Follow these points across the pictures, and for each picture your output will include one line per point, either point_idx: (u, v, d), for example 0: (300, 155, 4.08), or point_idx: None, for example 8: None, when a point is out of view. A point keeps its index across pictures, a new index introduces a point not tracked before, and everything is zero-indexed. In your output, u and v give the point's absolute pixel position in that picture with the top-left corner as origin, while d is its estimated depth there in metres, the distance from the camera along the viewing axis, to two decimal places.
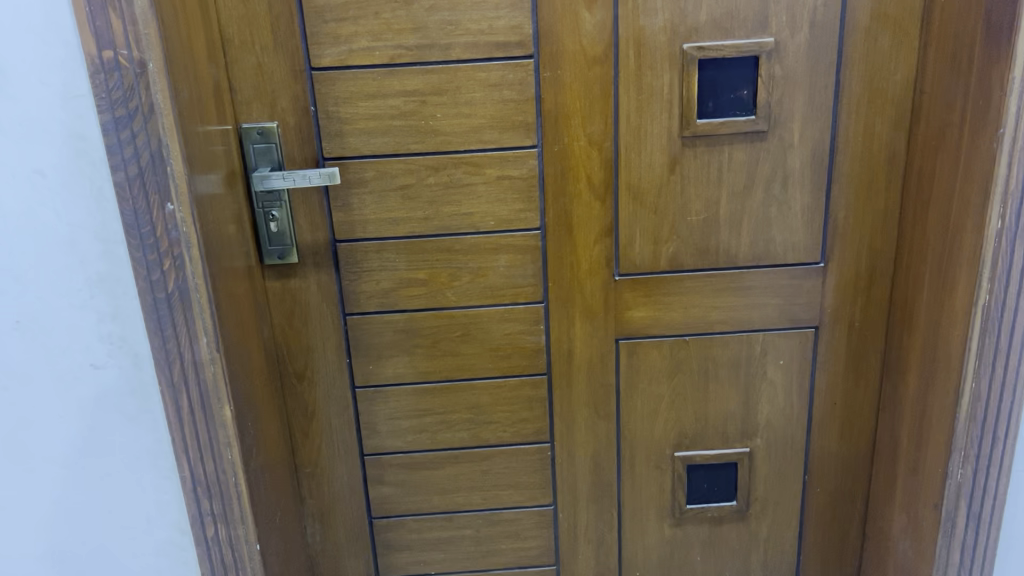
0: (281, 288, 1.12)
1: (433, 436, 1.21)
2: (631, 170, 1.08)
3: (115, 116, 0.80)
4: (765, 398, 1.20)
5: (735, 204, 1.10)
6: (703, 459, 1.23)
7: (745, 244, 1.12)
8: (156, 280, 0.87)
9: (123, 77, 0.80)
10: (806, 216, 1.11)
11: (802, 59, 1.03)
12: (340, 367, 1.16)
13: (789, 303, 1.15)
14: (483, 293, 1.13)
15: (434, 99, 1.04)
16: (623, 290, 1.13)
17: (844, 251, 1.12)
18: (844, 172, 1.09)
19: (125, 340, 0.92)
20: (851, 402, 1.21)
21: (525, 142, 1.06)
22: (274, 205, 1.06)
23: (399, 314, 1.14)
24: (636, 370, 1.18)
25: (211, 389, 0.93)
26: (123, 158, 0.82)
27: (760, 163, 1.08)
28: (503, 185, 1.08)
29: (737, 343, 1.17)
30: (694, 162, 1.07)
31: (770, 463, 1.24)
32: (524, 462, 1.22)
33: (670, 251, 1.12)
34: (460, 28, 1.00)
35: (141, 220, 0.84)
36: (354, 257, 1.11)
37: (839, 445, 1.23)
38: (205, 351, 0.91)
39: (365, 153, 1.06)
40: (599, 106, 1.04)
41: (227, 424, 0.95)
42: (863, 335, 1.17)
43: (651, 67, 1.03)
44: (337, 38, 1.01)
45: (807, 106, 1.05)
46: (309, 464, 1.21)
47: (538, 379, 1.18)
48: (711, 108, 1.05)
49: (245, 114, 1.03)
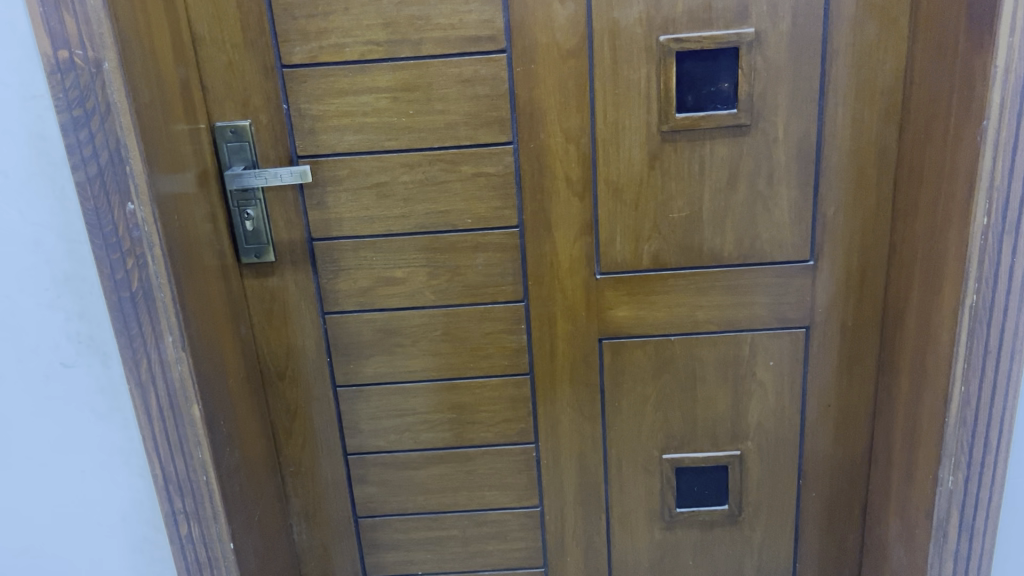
0: (259, 287, 1.11)
1: (416, 436, 1.19)
2: (609, 166, 1.05)
3: (72, 116, 0.81)
4: (755, 400, 1.17)
5: (719, 200, 1.06)
6: (692, 461, 1.19)
7: (731, 241, 1.08)
8: (120, 279, 0.88)
9: (79, 76, 0.80)
10: (793, 212, 1.07)
11: (785, 51, 1.00)
12: (322, 367, 1.16)
13: (777, 302, 1.11)
14: (462, 292, 1.12)
15: (406, 95, 1.02)
16: (604, 289, 1.11)
17: (835, 248, 1.08)
18: (832, 167, 1.05)
19: (94, 338, 0.92)
20: (845, 405, 1.16)
21: (500, 138, 1.04)
22: (250, 204, 1.05)
23: (379, 312, 1.13)
24: (621, 370, 1.15)
25: (178, 389, 0.94)
26: (83, 157, 0.82)
27: (744, 158, 1.04)
28: (480, 183, 1.06)
29: (725, 343, 1.13)
30: (675, 157, 1.04)
31: (761, 466, 1.20)
32: (509, 464, 1.20)
33: (652, 249, 1.09)
34: (430, 23, 0.99)
35: (103, 220, 0.85)
36: (331, 256, 1.10)
37: (834, 448, 1.19)
38: (171, 351, 0.92)
39: (339, 150, 1.05)
40: (574, 100, 1.02)
41: (196, 423, 0.96)
42: (856, 335, 1.13)
43: (627, 60, 1.00)
44: (307, 35, 1.00)
45: (792, 99, 1.02)
46: (294, 463, 1.21)
47: (520, 379, 1.16)
48: (690, 102, 1.02)
49: (218, 113, 1.03)
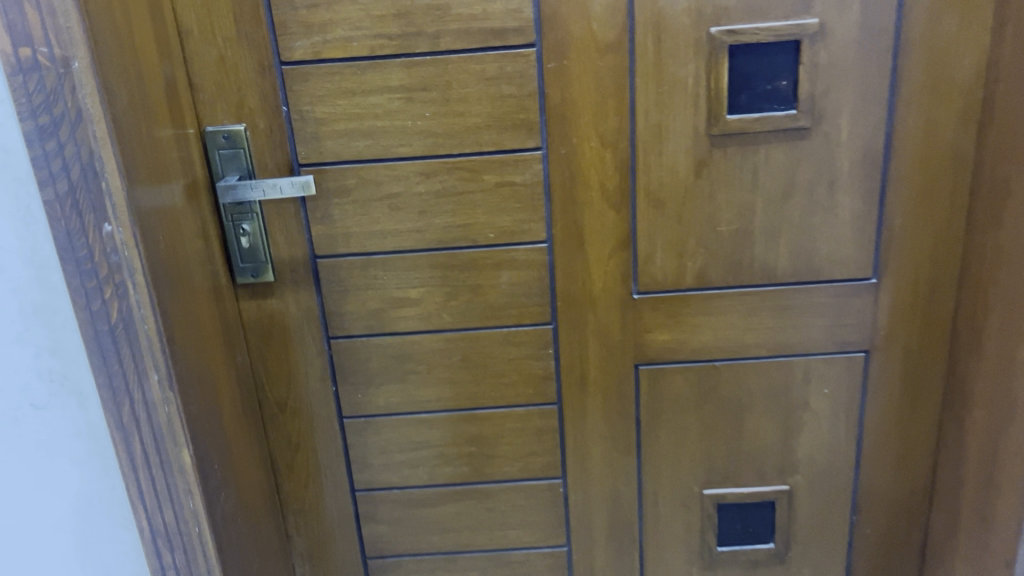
0: (257, 309, 1.00)
1: (432, 471, 1.08)
2: (651, 174, 0.93)
3: (38, 125, 0.67)
4: (807, 431, 1.05)
5: (773, 212, 0.95)
6: (735, 497, 1.08)
7: (785, 258, 0.97)
8: (97, 311, 0.74)
9: (44, 78, 0.67)
10: (856, 224, 0.95)
11: (852, 43, 0.88)
12: (327, 396, 1.04)
13: (835, 324, 1.00)
14: (484, 314, 1.00)
15: (422, 96, 0.90)
16: (643, 310, 0.99)
17: (901, 265, 0.97)
18: (900, 174, 0.93)
19: (68, 376, 0.79)
20: (906, 436, 1.05)
21: (528, 143, 0.92)
22: (246, 217, 0.93)
23: (390, 336, 1.01)
24: (659, 399, 1.04)
25: (166, 432, 0.81)
26: (51, 172, 0.69)
27: (802, 164, 0.93)
28: (504, 193, 0.94)
29: (775, 369, 1.02)
30: (724, 164, 0.93)
31: (812, 502, 1.09)
32: (533, 500, 1.09)
33: (696, 265, 0.97)
34: (450, 13, 0.87)
35: (76, 244, 0.71)
36: (337, 275, 0.98)
37: (893, 483, 1.08)
38: (157, 390, 0.80)
39: (345, 158, 0.93)
40: (612, 101, 0.90)
41: (186, 470, 0.84)
42: (920, 360, 1.01)
43: (672, 55, 0.88)
44: (310, 27, 0.88)
45: (857, 99, 0.90)
46: (296, 501, 1.10)
47: (547, 409, 1.04)
48: (743, 102, 0.90)
49: (209, 115, 0.91)
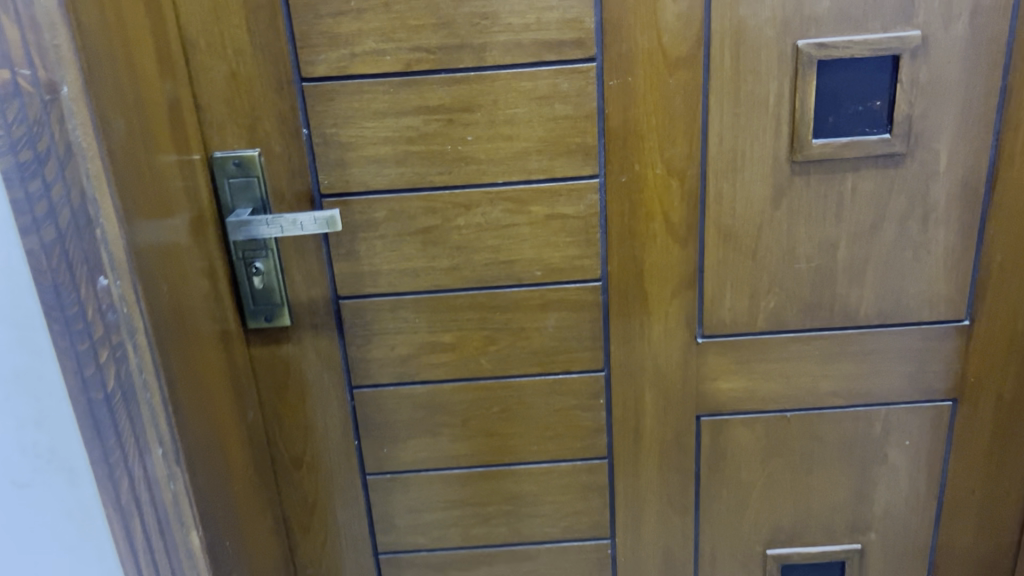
0: (270, 356, 0.87)
1: (465, 531, 0.97)
2: (722, 206, 0.82)
3: (18, 161, 0.50)
4: (883, 486, 0.95)
5: (858, 247, 0.84)
6: (802, 557, 0.98)
7: (869, 298, 0.86)
8: (92, 378, 0.56)
9: (26, 106, 0.51)
10: (950, 261, 0.84)
11: (957, 58, 0.77)
12: (349, 451, 0.92)
13: (920, 371, 0.89)
14: (529, 360, 0.89)
15: (463, 117, 0.79)
16: (707, 355, 0.88)
17: (998, 306, 0.86)
18: (1003, 204, 0.82)
19: (56, 452, 0.57)
20: (993, 491, 0.95)
21: (584, 171, 0.80)
22: (259, 254, 0.81)
23: (421, 385, 0.90)
24: (721, 451, 0.93)
25: (173, 513, 0.65)
26: (35, 218, 0.51)
27: (894, 194, 0.82)
28: (554, 227, 0.83)
29: (851, 420, 0.91)
30: (806, 195, 0.82)
31: (885, 561, 0.99)
32: (577, 562, 0.98)
33: (770, 306, 0.86)
34: (498, 23, 0.75)
35: (65, 300, 0.53)
36: (362, 318, 0.87)
37: (976, 542, 0.97)
38: (161, 467, 0.63)
39: (373, 188, 0.81)
40: (682, 122, 0.79)
41: (196, 554, 0.68)
42: (1013, 409, 0.91)
43: (753, 71, 0.77)
44: (335, 39, 0.76)
45: (959, 121, 0.79)
46: (312, 565, 0.98)
47: (595, 464, 0.93)
48: (830, 124, 0.79)
49: (218, 139, 0.78)
